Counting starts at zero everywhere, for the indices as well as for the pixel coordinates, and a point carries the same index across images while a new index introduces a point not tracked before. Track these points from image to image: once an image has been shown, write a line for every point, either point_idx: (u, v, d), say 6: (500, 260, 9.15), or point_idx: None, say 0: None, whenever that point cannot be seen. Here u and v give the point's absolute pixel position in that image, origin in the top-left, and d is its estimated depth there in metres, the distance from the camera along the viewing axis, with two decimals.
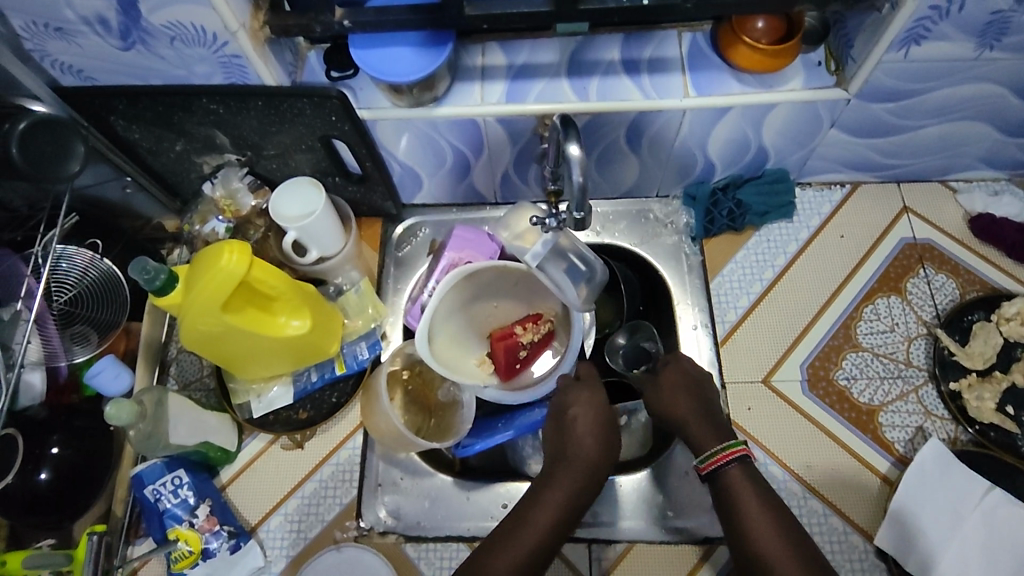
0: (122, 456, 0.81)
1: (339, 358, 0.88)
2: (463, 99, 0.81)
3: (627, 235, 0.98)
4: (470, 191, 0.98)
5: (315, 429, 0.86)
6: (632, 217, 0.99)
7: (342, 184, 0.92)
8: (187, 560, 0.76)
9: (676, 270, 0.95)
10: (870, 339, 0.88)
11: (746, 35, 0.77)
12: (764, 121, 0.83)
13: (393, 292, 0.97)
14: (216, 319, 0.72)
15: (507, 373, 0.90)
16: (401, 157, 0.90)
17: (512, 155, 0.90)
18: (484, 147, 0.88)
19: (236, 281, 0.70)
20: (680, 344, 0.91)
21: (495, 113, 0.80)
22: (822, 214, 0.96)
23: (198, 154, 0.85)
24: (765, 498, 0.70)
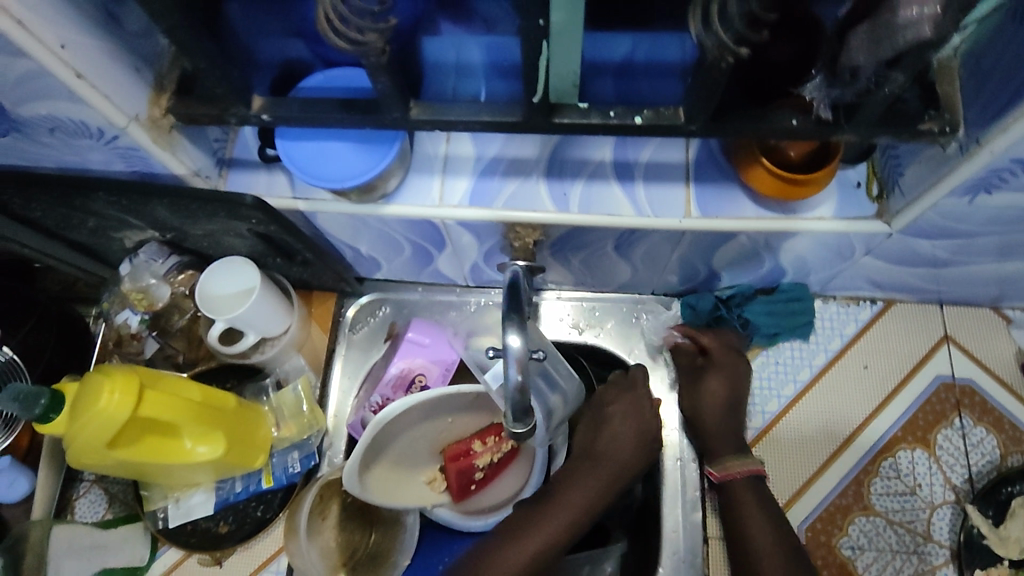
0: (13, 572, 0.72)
1: (267, 468, 0.78)
2: (419, 198, 0.67)
3: (612, 339, 0.85)
4: (435, 274, 0.86)
5: (235, 547, 0.77)
6: (620, 318, 0.86)
7: (285, 265, 0.80)
8: None
9: (664, 389, 0.82)
10: (884, 502, 0.75)
11: (767, 154, 0.61)
12: (782, 245, 0.69)
13: (342, 382, 0.87)
14: (104, 455, 0.63)
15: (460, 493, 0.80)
16: (352, 243, 0.77)
17: (481, 251, 0.77)
18: (447, 242, 0.75)
19: (120, 423, 0.60)
20: (660, 481, 0.79)
21: (454, 218, 0.67)
22: (845, 337, 0.82)
23: (116, 230, 0.74)
24: (768, 512, 0.70)
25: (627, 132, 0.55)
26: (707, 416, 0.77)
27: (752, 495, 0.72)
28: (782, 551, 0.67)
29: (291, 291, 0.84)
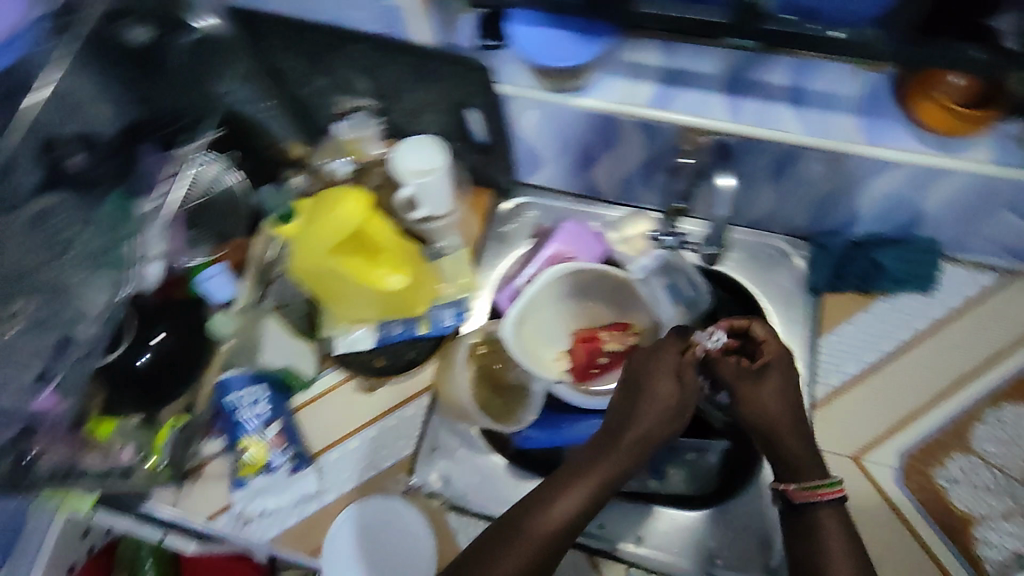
0: (212, 361, 0.85)
1: (424, 319, 0.91)
2: (608, 93, 0.76)
3: (739, 267, 0.93)
4: (587, 184, 0.96)
5: (388, 378, 0.90)
6: (749, 249, 0.93)
7: (464, 151, 0.92)
8: (252, 468, 0.83)
9: (784, 316, 0.90)
10: (985, 446, 0.80)
11: (936, 90, 0.70)
12: (929, 186, 0.76)
13: (488, 266, 0.98)
14: (325, 258, 0.76)
15: (582, 374, 0.89)
16: (529, 136, 0.87)
17: (641, 161, 0.85)
18: (615, 145, 0.83)
19: (347, 230, 0.73)
20: None
21: (637, 115, 0.76)
22: (966, 296, 0.87)
23: (337, 94, 0.87)
24: (850, 537, 0.66)
25: (819, 42, 0.65)
26: (768, 412, 0.71)
27: (823, 516, 0.67)
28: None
29: (462, 179, 0.96)
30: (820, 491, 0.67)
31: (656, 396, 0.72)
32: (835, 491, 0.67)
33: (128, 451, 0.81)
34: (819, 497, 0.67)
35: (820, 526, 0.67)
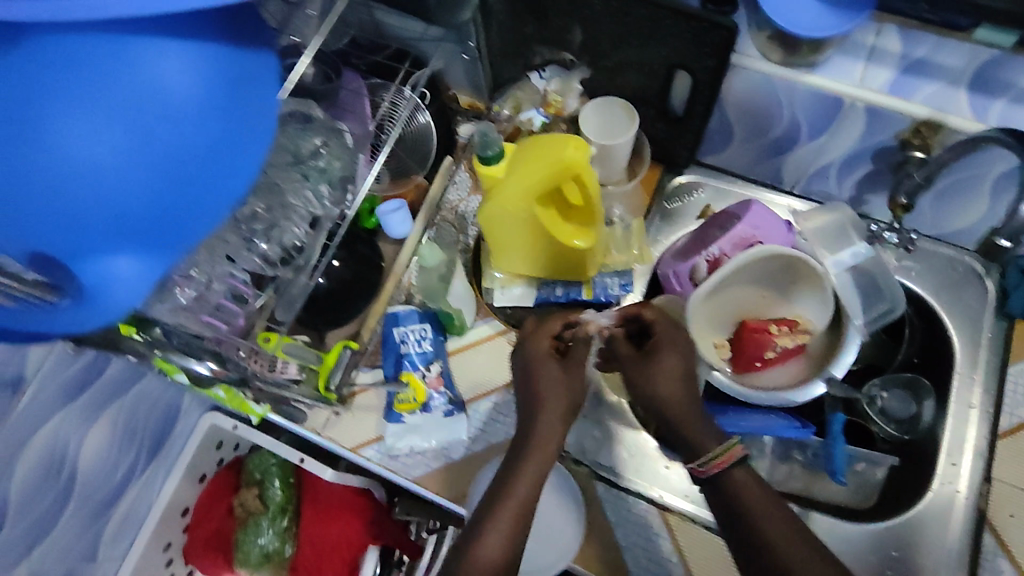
0: (382, 292, 0.87)
1: (589, 284, 0.88)
2: (840, 74, 0.73)
3: (931, 281, 0.87)
4: (772, 170, 0.91)
5: None
6: (937, 262, 0.87)
7: (653, 119, 0.88)
8: (409, 405, 0.83)
9: (971, 338, 0.83)
10: None
11: None
12: None
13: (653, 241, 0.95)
14: (528, 205, 0.74)
15: (745, 365, 0.86)
16: (736, 116, 0.83)
17: (848, 153, 0.81)
18: (827, 132, 0.79)
19: (564, 175, 0.70)
20: (949, 418, 0.81)
21: (869, 100, 0.71)
22: None
23: (538, 45, 0.84)
24: (770, 493, 0.64)
25: None
26: (665, 390, 0.71)
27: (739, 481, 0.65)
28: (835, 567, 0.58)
29: (642, 148, 0.90)
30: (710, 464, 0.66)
31: (557, 384, 0.70)
32: (737, 453, 0.66)
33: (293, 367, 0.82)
34: (720, 467, 0.65)
35: (739, 494, 0.64)
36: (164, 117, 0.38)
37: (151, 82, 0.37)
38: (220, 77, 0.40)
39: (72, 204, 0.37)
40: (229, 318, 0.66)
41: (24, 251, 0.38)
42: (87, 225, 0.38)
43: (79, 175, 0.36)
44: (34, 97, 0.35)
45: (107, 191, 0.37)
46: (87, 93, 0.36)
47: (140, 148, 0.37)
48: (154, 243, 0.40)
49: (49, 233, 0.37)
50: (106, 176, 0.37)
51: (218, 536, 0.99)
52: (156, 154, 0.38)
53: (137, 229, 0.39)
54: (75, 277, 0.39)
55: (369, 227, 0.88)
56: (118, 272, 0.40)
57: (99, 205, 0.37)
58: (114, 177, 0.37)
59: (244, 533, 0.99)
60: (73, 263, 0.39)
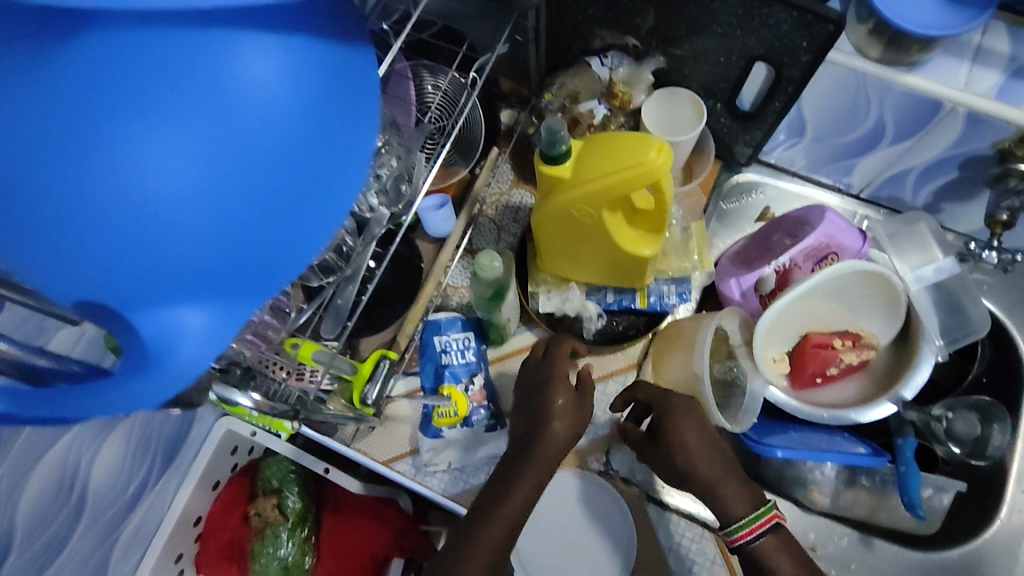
0: (422, 294, 0.79)
1: (644, 292, 0.81)
2: (943, 76, 0.66)
3: (1005, 297, 0.82)
4: (841, 172, 0.85)
5: (593, 350, 0.82)
6: (1014, 278, 0.82)
7: (719, 113, 0.81)
8: (449, 419, 0.76)
9: None
10: None
11: None
12: None
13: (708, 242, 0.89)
14: (595, 209, 0.66)
15: (803, 380, 0.81)
16: (814, 117, 0.77)
17: (934, 159, 0.75)
18: (915, 137, 0.72)
19: (640, 186, 0.62)
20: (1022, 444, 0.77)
21: (972, 107, 0.64)
22: None
23: (600, 28, 0.76)
24: (802, 567, 0.59)
25: None
26: (700, 468, 0.63)
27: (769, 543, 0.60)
28: None
29: (706, 142, 0.83)
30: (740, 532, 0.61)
31: (565, 419, 0.64)
32: (766, 519, 0.61)
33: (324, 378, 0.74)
34: (742, 539, 0.60)
35: (766, 565, 0.59)
36: (256, 127, 0.30)
37: (241, 89, 0.30)
38: (319, 80, 0.33)
39: (139, 237, 0.28)
40: (267, 335, 0.56)
41: (69, 300, 0.29)
42: (158, 266, 0.29)
43: (151, 201, 0.28)
44: (100, 104, 0.28)
45: (185, 221, 0.29)
46: (164, 100, 0.29)
47: (227, 167, 0.30)
48: (237, 288, 0.31)
49: (107, 274, 0.29)
50: (183, 202, 0.29)
51: (234, 545, 0.93)
52: (246, 172, 0.30)
53: (217, 269, 0.30)
54: (135, 333, 0.30)
55: (408, 224, 0.80)
56: (188, 327, 0.30)
57: (171, 238, 0.29)
58: (193, 205, 0.29)
59: (263, 543, 0.92)
60: (133, 316, 0.30)
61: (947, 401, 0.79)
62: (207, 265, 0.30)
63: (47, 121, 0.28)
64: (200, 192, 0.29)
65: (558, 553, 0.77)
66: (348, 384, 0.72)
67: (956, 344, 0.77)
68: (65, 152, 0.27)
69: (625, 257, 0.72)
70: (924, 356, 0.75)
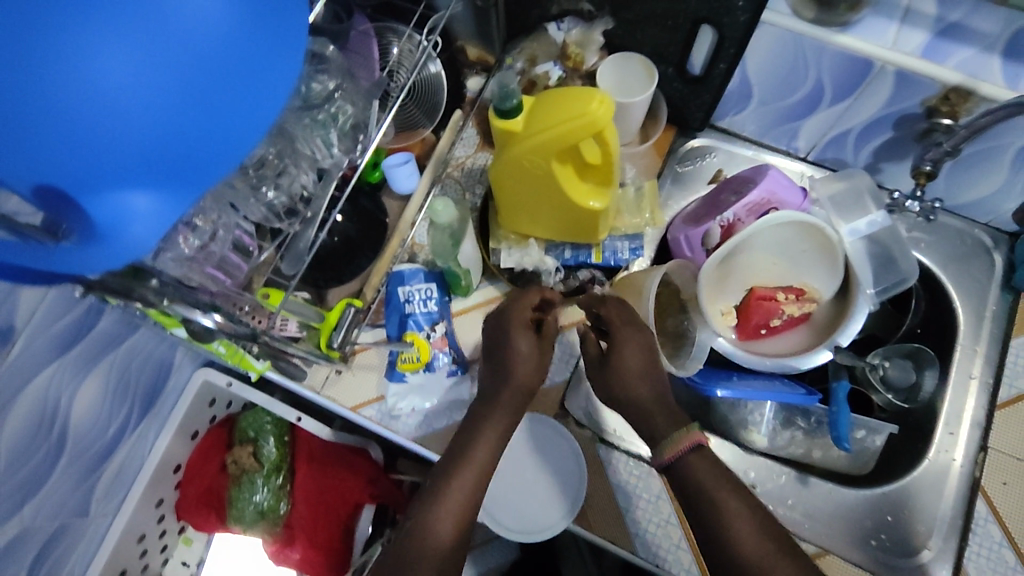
0: (387, 248, 0.83)
1: (599, 248, 0.86)
2: (873, 36, 0.71)
3: (937, 250, 0.87)
4: (787, 135, 0.90)
5: None
6: (947, 235, 0.87)
7: (670, 78, 0.84)
8: (412, 364, 0.81)
9: (974, 311, 0.84)
10: None
11: None
12: None
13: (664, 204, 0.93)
14: (545, 160, 0.70)
15: (749, 332, 0.85)
16: (757, 82, 0.82)
17: (869, 119, 0.79)
18: (850, 97, 0.77)
19: (585, 135, 0.66)
20: (950, 390, 0.82)
21: (898, 65, 0.69)
22: None
23: None
24: (732, 485, 0.60)
25: None
26: (629, 383, 0.68)
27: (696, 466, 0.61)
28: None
29: (659, 106, 0.88)
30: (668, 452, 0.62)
31: (517, 347, 0.72)
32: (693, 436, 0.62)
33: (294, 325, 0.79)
34: (675, 456, 0.62)
35: (697, 480, 0.60)
36: (195, 39, 0.36)
37: (182, 6, 0.35)
38: (249, 8, 0.39)
39: (92, 126, 0.34)
40: (232, 270, 0.65)
41: (31, 183, 0.35)
42: (109, 153, 0.35)
43: (104, 98, 0.34)
44: (58, 7, 0.33)
45: (133, 115, 0.35)
46: (115, 9, 0.34)
47: (169, 73, 0.35)
48: (177, 179, 0.38)
49: (67, 159, 0.34)
50: (129, 100, 0.34)
51: (212, 493, 0.98)
52: (184, 76, 0.36)
53: (159, 159, 0.36)
54: (86, 212, 0.36)
55: (373, 181, 0.84)
56: (135, 207, 0.37)
57: (121, 131, 0.35)
58: (137, 103, 0.35)
59: (239, 490, 0.97)
60: (85, 197, 0.35)
61: (879, 348, 0.85)
62: (151, 156, 0.36)
63: (11, 19, 0.32)
64: (145, 93, 0.35)
65: (520, 494, 0.82)
66: (315, 331, 0.77)
67: (891, 293, 0.82)
68: (28, 48, 0.32)
69: (577, 209, 0.76)
70: (859, 302, 0.79)
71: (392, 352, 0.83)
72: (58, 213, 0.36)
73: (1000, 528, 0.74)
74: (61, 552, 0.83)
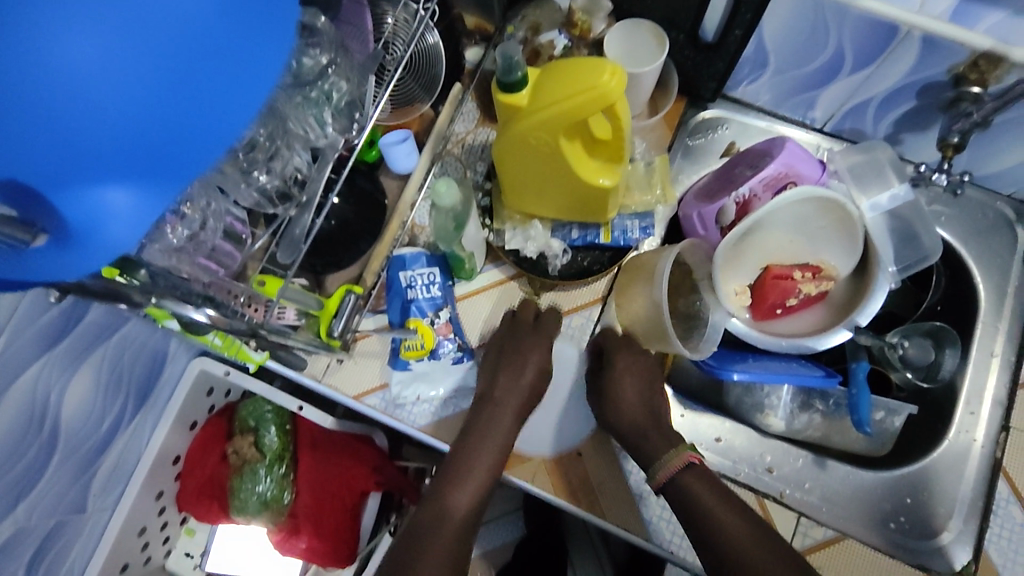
0: (388, 230, 0.79)
1: (607, 226, 0.82)
2: None
3: (957, 224, 0.84)
4: (804, 104, 0.86)
5: (559, 284, 0.82)
6: (969, 208, 0.84)
7: (682, 44, 0.80)
8: (415, 352, 0.78)
9: (995, 287, 0.81)
10: None
11: None
12: None
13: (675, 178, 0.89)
14: (552, 137, 0.66)
15: (764, 312, 0.82)
16: (776, 50, 0.77)
17: (892, 88, 0.75)
18: (872, 64, 0.73)
19: (594, 108, 0.62)
20: (971, 370, 0.80)
21: (925, 30, 0.65)
22: None
23: None
24: (719, 493, 0.70)
25: None
26: (626, 415, 0.75)
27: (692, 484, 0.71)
28: (757, 539, 0.67)
29: (670, 75, 0.84)
30: (662, 474, 0.71)
31: (520, 362, 0.77)
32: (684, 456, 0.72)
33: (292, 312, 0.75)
34: (668, 475, 0.71)
35: (691, 494, 0.70)
36: (174, 21, 0.34)
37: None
38: None
39: (59, 116, 0.32)
40: (224, 260, 0.61)
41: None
42: (81, 146, 0.33)
43: (70, 84, 0.32)
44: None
45: (104, 103, 0.32)
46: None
47: (146, 56, 0.33)
48: (154, 174, 0.35)
49: (37, 156, 0.32)
50: (100, 90, 0.32)
51: (213, 483, 0.96)
52: (161, 61, 0.33)
53: (131, 148, 0.34)
54: (58, 211, 0.34)
55: (369, 160, 0.80)
56: (111, 205, 0.34)
57: (88, 115, 0.32)
58: (111, 86, 0.32)
59: (240, 480, 0.95)
60: (58, 194, 0.33)
61: (902, 330, 0.82)
62: (125, 147, 0.34)
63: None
64: (112, 79, 0.32)
65: (532, 487, 0.78)
66: (315, 319, 0.74)
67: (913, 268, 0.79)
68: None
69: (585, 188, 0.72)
70: (880, 280, 0.76)
71: (393, 338, 0.80)
72: (28, 213, 0.34)
73: (1021, 509, 0.73)
74: (58, 549, 0.81)
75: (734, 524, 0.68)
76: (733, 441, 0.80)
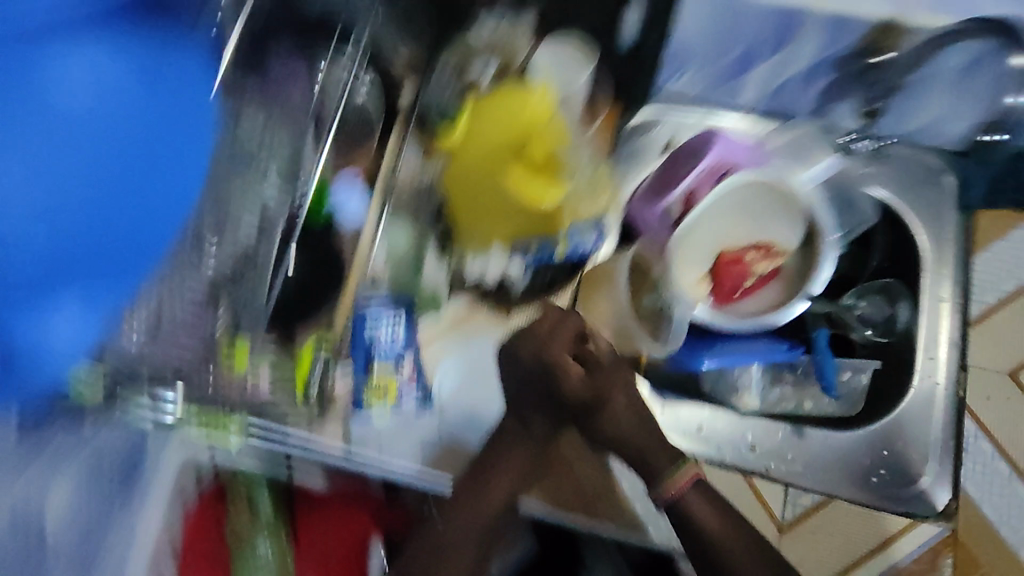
0: (347, 274, 0.79)
1: (564, 242, 0.81)
2: None
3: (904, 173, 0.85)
4: (729, 95, 0.86)
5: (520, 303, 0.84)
6: (905, 163, 0.86)
7: (607, 53, 0.82)
8: (383, 398, 0.76)
9: (937, 232, 0.85)
10: None
11: None
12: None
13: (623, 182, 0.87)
14: (490, 171, 0.75)
15: (726, 298, 0.80)
16: (700, 26, 0.79)
17: (801, 67, 0.81)
18: (783, 49, 0.79)
19: (524, 127, 0.73)
20: (923, 320, 0.83)
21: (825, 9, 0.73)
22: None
23: None
24: (714, 500, 0.73)
25: None
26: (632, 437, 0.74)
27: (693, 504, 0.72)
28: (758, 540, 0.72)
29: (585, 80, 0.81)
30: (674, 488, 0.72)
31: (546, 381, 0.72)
32: (686, 475, 0.72)
33: (265, 382, 0.70)
34: (676, 495, 0.72)
35: (692, 513, 0.72)
36: (99, 137, 0.51)
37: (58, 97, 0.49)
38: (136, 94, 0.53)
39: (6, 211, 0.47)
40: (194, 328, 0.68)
41: None
42: (47, 234, 0.49)
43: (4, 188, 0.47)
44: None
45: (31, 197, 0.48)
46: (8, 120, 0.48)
47: (74, 178, 0.50)
48: (89, 295, 0.53)
49: (25, 258, 0.48)
50: (75, 180, 0.50)
51: None
52: (67, 179, 0.49)
53: (48, 262, 0.49)
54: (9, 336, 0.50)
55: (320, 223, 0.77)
56: (50, 331, 0.51)
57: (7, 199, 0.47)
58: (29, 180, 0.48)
59: None
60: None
61: (855, 289, 0.86)
62: (38, 263, 0.49)
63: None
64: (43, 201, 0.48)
65: (542, 514, 0.79)
66: (290, 383, 0.72)
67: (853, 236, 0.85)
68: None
69: (535, 217, 0.76)
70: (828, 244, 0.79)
71: (358, 390, 0.76)
72: None
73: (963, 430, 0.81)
74: None
75: (740, 550, 0.72)
76: (709, 424, 0.85)
